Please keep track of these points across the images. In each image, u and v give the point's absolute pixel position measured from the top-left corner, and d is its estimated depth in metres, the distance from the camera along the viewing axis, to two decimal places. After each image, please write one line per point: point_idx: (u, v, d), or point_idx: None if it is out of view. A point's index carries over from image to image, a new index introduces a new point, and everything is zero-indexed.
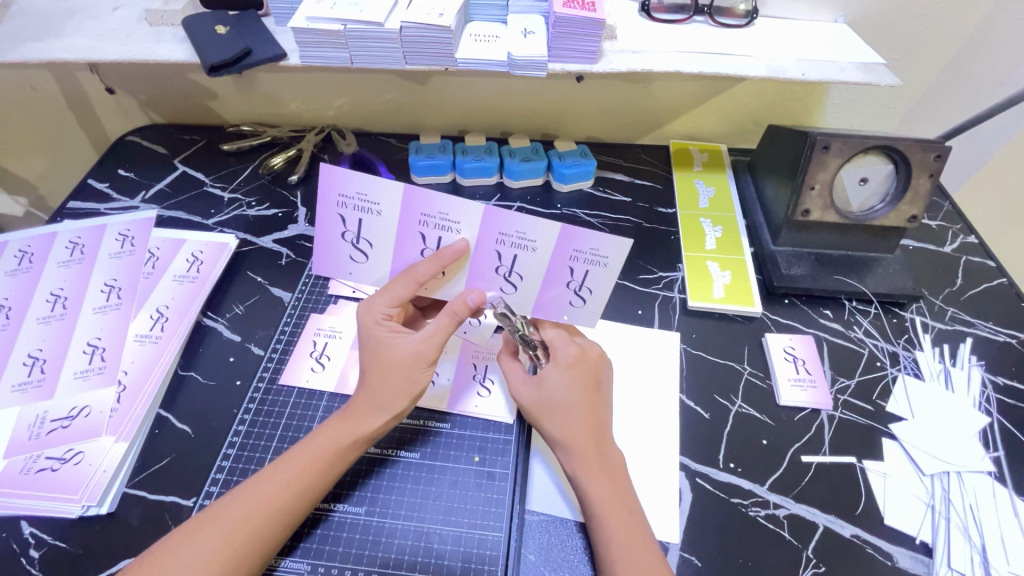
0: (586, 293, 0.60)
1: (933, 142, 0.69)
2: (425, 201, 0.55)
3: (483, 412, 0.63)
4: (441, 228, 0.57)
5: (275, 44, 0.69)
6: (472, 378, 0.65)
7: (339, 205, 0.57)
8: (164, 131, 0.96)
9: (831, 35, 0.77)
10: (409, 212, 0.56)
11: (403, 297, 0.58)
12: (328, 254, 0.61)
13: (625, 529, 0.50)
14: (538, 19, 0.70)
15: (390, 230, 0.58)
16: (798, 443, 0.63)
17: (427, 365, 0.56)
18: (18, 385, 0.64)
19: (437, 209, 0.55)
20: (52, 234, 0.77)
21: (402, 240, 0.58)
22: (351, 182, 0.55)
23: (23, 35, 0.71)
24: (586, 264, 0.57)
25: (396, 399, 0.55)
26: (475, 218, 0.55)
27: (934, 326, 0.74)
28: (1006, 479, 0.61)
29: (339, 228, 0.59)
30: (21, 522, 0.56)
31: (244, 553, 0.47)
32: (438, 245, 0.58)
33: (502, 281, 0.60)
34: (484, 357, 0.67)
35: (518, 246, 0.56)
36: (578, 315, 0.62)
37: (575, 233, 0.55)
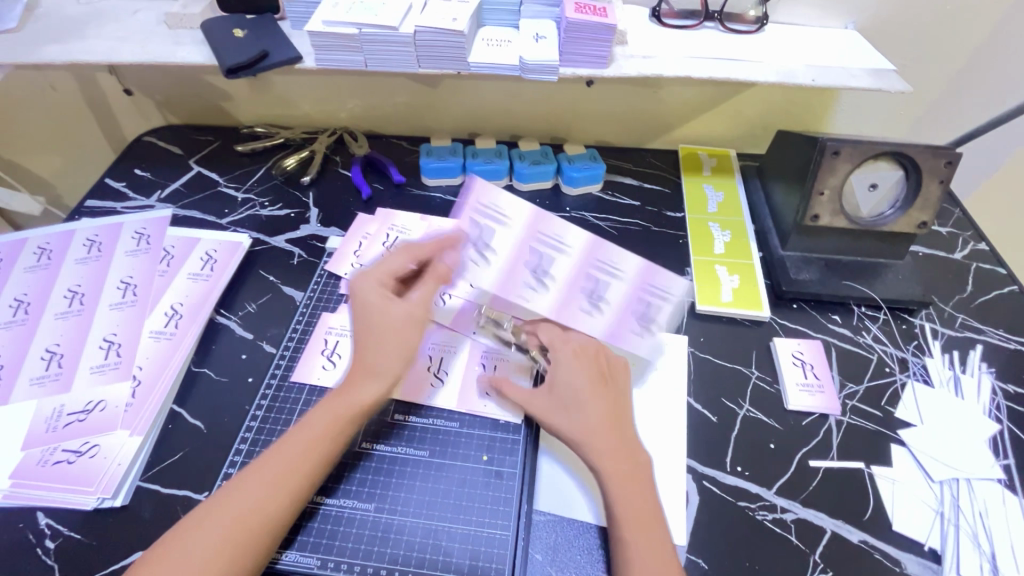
0: (652, 328, 0.64)
1: (943, 148, 0.69)
2: (599, 251, 0.66)
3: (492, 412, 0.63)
4: (608, 274, 0.65)
5: (291, 47, 0.70)
6: (481, 376, 0.66)
7: (535, 241, 0.66)
8: (179, 132, 0.98)
9: (841, 42, 0.78)
10: (587, 259, 0.66)
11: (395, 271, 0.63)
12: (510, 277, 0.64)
13: (636, 525, 0.51)
14: (550, 24, 0.71)
15: (570, 269, 0.65)
16: (805, 447, 0.63)
17: (418, 326, 0.60)
18: (36, 379, 0.65)
19: (610, 258, 0.66)
20: (70, 231, 0.79)
21: (572, 283, 0.65)
22: (550, 225, 0.67)
23: (47, 37, 0.72)
24: (655, 300, 0.64)
25: (391, 363, 0.58)
26: (636, 267, 0.65)
27: (944, 332, 0.74)
28: (1016, 487, 0.61)
29: (529, 258, 0.66)
30: (37, 513, 0.57)
31: (255, 535, 0.48)
32: (597, 289, 0.65)
33: (636, 328, 0.64)
34: (493, 356, 0.68)
35: (656, 296, 0.64)
36: (644, 347, 0.64)
37: (655, 270, 0.65)
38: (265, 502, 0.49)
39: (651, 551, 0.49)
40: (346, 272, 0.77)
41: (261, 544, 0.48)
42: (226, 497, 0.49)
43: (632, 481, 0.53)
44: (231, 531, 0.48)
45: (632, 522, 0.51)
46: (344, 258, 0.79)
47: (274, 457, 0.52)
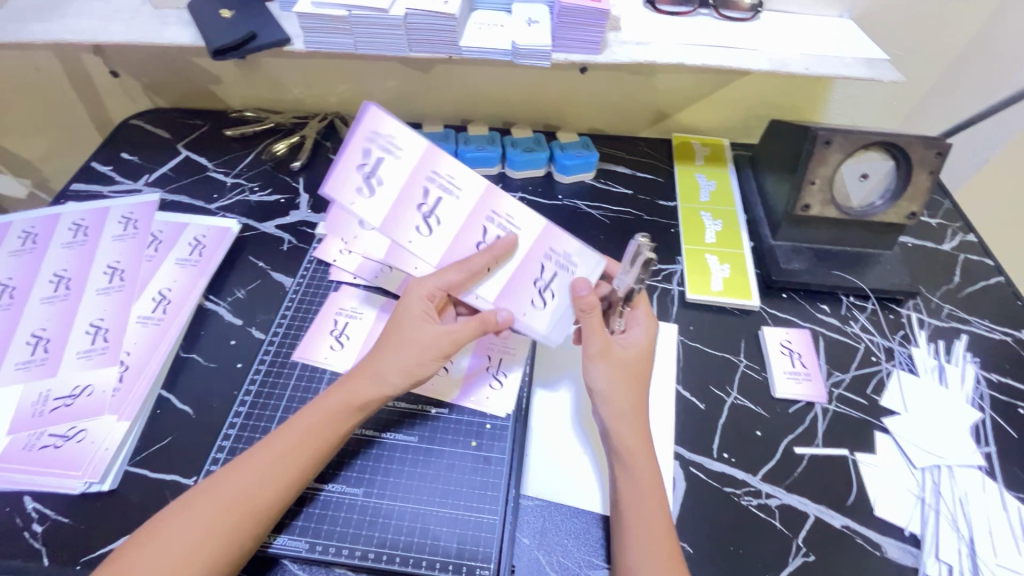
0: (550, 296, 0.58)
1: (934, 138, 0.69)
2: (441, 157, 0.55)
3: (529, 321, 0.58)
4: (443, 189, 0.56)
5: (280, 29, 0.69)
6: (533, 284, 0.58)
7: (366, 138, 0.53)
8: (167, 115, 0.97)
9: (836, 31, 0.77)
10: (422, 165, 0.55)
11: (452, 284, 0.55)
12: (331, 179, 0.53)
13: (633, 500, 0.52)
14: (543, 9, 0.70)
15: (402, 177, 0.55)
16: (792, 434, 0.64)
17: (437, 356, 0.56)
18: (22, 364, 0.64)
19: (448, 169, 0.56)
20: (56, 215, 0.78)
21: (405, 194, 0.55)
22: (384, 118, 0.54)
23: (29, 16, 0.71)
24: (557, 267, 0.58)
25: (397, 373, 0.55)
26: (477, 187, 0.57)
27: (930, 322, 0.74)
28: (996, 474, 0.62)
29: (355, 160, 0.54)
30: (24, 497, 0.57)
31: (251, 496, 0.49)
32: (433, 207, 0.56)
33: (532, 296, 0.58)
34: (558, 261, 0.58)
35: (561, 267, 0.58)
36: (538, 318, 0.58)
37: (554, 235, 0.57)
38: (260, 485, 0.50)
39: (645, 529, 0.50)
40: (335, 259, 0.76)
41: (250, 532, 0.49)
42: (225, 478, 0.50)
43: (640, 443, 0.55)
44: (228, 513, 0.48)
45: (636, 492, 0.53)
46: (332, 245, 0.78)
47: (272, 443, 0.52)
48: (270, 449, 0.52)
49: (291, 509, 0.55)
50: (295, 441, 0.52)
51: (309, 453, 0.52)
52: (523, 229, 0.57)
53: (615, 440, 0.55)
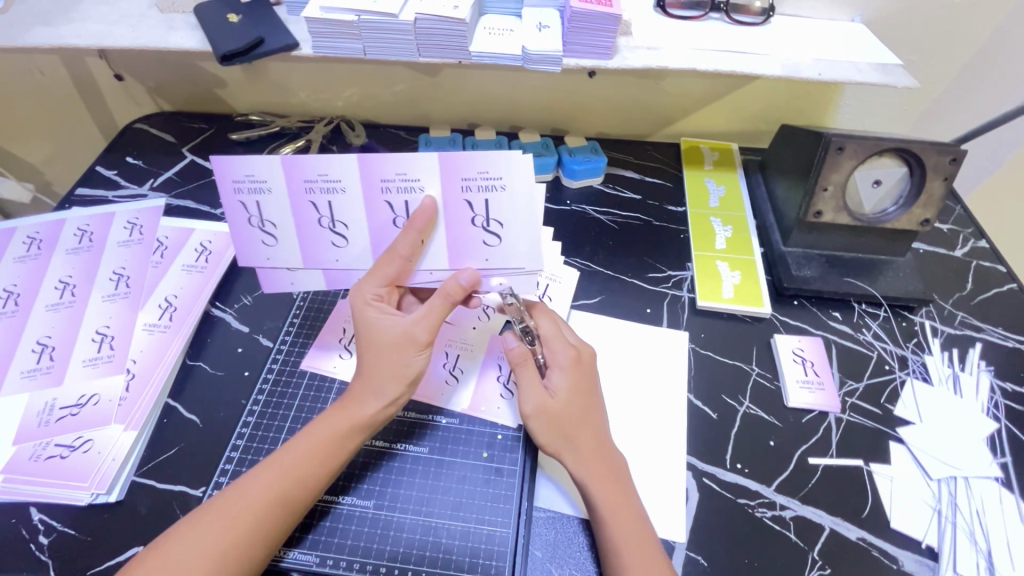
0: (497, 227, 0.56)
1: (949, 145, 0.68)
2: (303, 165, 0.53)
3: (497, 260, 0.58)
4: (328, 191, 0.54)
5: (288, 34, 0.68)
6: (473, 225, 0.56)
7: (235, 192, 0.54)
8: (172, 119, 0.96)
9: (849, 35, 0.76)
10: (294, 180, 0.54)
11: (392, 276, 0.55)
12: (238, 247, 0.58)
13: (630, 527, 0.51)
14: (554, 13, 0.69)
15: (286, 206, 0.55)
16: (806, 444, 0.63)
17: (420, 348, 0.54)
18: (28, 372, 0.64)
19: (317, 170, 0.53)
20: (60, 220, 0.77)
21: (298, 213, 0.56)
22: (234, 163, 0.53)
23: (34, 20, 0.70)
24: (483, 192, 0.54)
25: (390, 384, 0.54)
26: (353, 172, 0.53)
27: (944, 330, 0.74)
28: (1013, 485, 0.61)
29: (241, 216, 0.56)
30: (30, 508, 0.56)
31: (259, 511, 0.49)
32: (332, 213, 0.56)
33: (481, 235, 0.56)
34: (479, 187, 0.54)
35: (485, 189, 0.54)
36: (500, 254, 0.57)
37: (455, 160, 0.52)
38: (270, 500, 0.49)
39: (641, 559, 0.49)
40: None
41: (260, 546, 0.48)
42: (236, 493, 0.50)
43: (614, 492, 0.53)
44: (238, 527, 0.48)
45: (623, 543, 0.50)
46: None
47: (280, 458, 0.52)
48: (275, 467, 0.51)
49: (303, 522, 0.54)
50: (299, 458, 0.52)
51: (317, 469, 0.52)
52: (425, 178, 0.54)
53: (588, 495, 0.53)
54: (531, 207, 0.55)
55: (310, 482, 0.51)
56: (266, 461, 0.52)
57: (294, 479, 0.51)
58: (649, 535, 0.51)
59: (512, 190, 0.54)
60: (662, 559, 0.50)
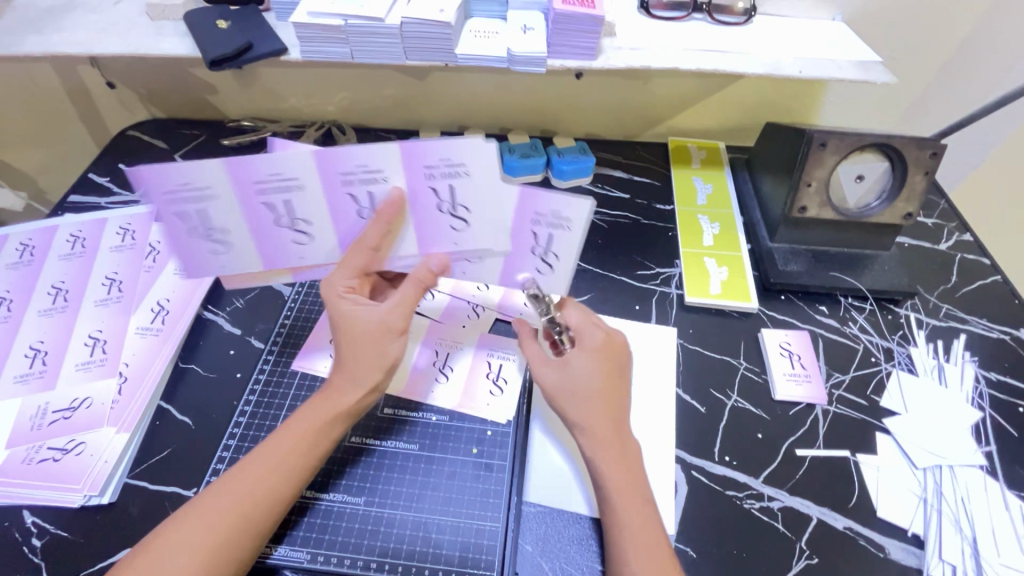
0: (463, 212, 0.56)
1: (928, 140, 0.69)
2: (252, 169, 0.53)
3: (465, 243, 0.59)
4: (285, 191, 0.55)
5: (276, 39, 0.69)
6: (441, 212, 0.56)
7: (169, 201, 0.54)
8: (164, 126, 0.97)
9: (830, 34, 0.78)
10: (242, 183, 0.54)
11: (361, 267, 0.56)
12: (189, 258, 0.59)
13: (635, 513, 0.51)
14: (538, 16, 0.70)
15: (234, 209, 0.55)
16: (793, 436, 0.64)
17: (396, 335, 0.55)
18: (20, 376, 0.64)
19: (267, 173, 0.53)
20: (53, 227, 0.77)
21: (252, 215, 0.56)
22: (168, 173, 0.52)
23: (24, 29, 0.71)
24: (446, 179, 0.54)
25: (367, 372, 0.55)
26: (307, 170, 0.53)
27: (929, 322, 0.75)
28: (998, 473, 0.62)
29: (181, 227, 0.56)
30: (23, 511, 0.56)
31: (247, 504, 0.49)
32: (289, 211, 0.56)
33: (449, 219, 0.57)
34: (441, 174, 0.53)
35: (448, 176, 0.53)
36: (468, 237, 0.58)
37: (417, 150, 0.51)
38: (256, 493, 0.50)
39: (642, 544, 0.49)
40: None
41: (247, 541, 0.48)
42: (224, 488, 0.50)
43: (626, 475, 0.53)
44: (228, 521, 0.48)
45: (626, 525, 0.50)
46: None
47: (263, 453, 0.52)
48: (260, 462, 0.51)
49: (292, 519, 0.55)
50: (282, 451, 0.52)
51: (299, 458, 0.52)
52: (388, 169, 0.53)
53: (599, 475, 0.53)
54: (510, 196, 0.55)
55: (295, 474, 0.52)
56: (253, 455, 0.52)
57: (280, 471, 0.51)
58: (653, 518, 0.51)
59: (474, 176, 0.53)
60: (664, 546, 0.50)
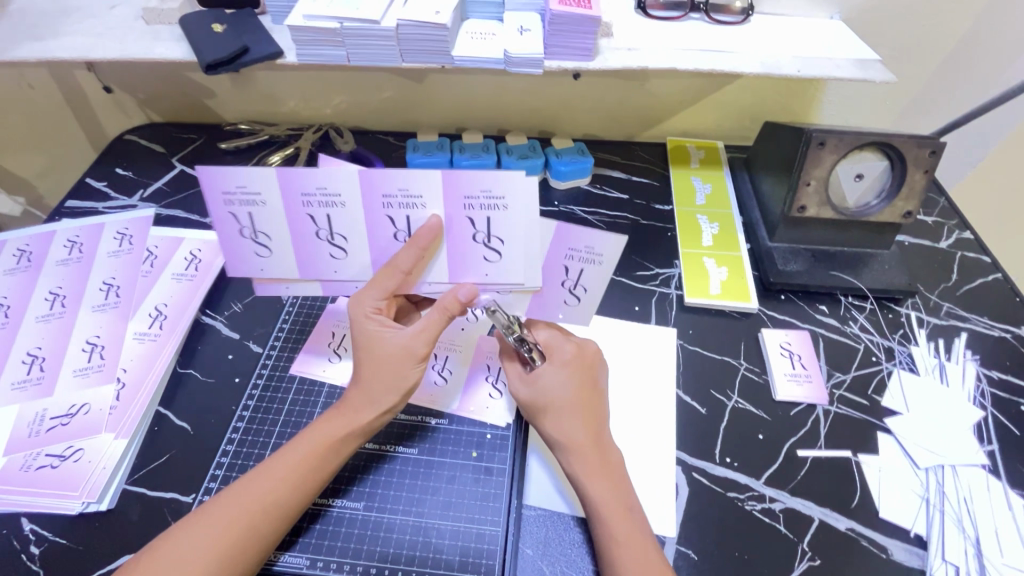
0: (498, 244, 0.54)
1: (927, 138, 0.69)
2: (302, 178, 0.51)
3: (498, 276, 0.56)
4: (327, 204, 0.53)
5: (272, 42, 0.69)
6: (475, 242, 0.54)
7: (225, 203, 0.53)
8: (162, 130, 0.97)
9: (828, 33, 0.78)
10: (291, 194, 0.53)
11: (391, 290, 0.54)
12: (233, 256, 0.56)
13: (623, 522, 0.51)
14: (535, 17, 0.70)
15: (282, 220, 0.54)
16: (794, 437, 0.64)
17: (417, 360, 0.54)
18: (18, 383, 0.64)
19: (315, 182, 0.52)
20: (50, 232, 0.77)
21: (296, 227, 0.54)
22: (230, 174, 0.51)
23: (19, 34, 0.71)
24: (484, 210, 0.52)
25: (387, 394, 0.54)
26: (353, 184, 0.52)
27: (930, 321, 0.74)
28: (1000, 472, 0.62)
29: (232, 228, 0.55)
30: (21, 519, 0.56)
31: (252, 511, 0.49)
32: (330, 226, 0.54)
33: (484, 251, 0.55)
34: (478, 204, 0.52)
35: (486, 207, 0.52)
36: (501, 270, 0.56)
37: (460, 176, 0.50)
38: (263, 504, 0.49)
39: (633, 554, 0.49)
40: None
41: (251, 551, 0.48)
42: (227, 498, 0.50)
43: (608, 486, 0.53)
44: (232, 530, 0.48)
45: (612, 534, 0.50)
46: None
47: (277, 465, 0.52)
48: (272, 475, 0.51)
49: (296, 525, 0.54)
50: (296, 465, 0.52)
51: (312, 476, 0.52)
52: (428, 195, 0.52)
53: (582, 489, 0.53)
54: (547, 231, 0.57)
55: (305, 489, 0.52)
56: (261, 468, 0.52)
57: (290, 484, 0.51)
58: (640, 525, 0.51)
59: (514, 210, 0.52)
60: (654, 554, 0.50)
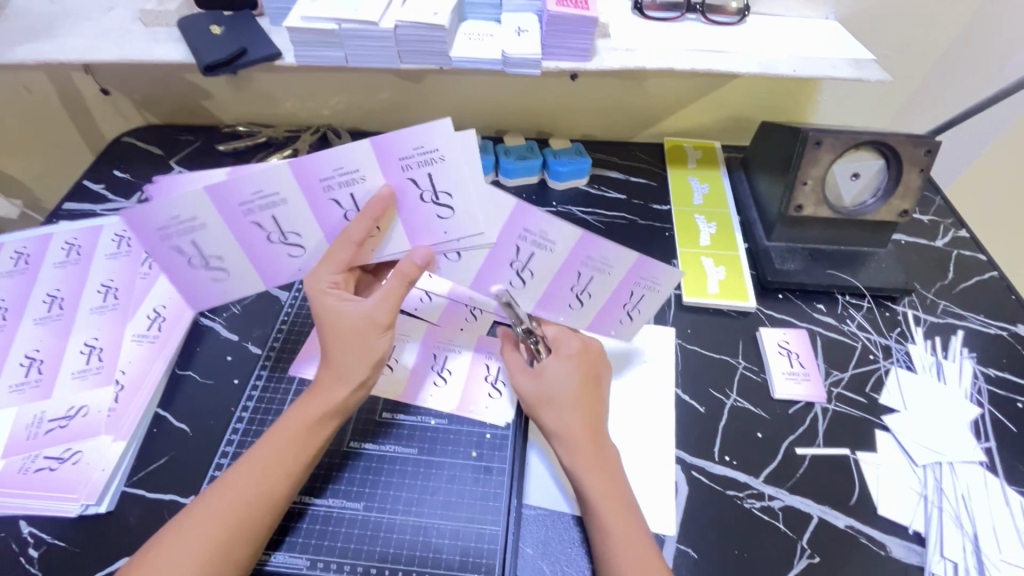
0: (446, 199, 0.54)
1: (923, 137, 0.69)
2: (234, 189, 0.50)
3: (453, 233, 0.56)
4: (271, 206, 0.52)
5: (270, 44, 0.69)
6: (570, 290, 0.61)
7: (164, 235, 0.52)
8: (159, 132, 0.97)
9: (824, 33, 0.78)
10: (227, 206, 0.52)
11: (347, 262, 0.54)
12: (190, 286, 0.58)
13: (622, 519, 0.51)
14: (532, 18, 0.70)
15: (229, 230, 0.54)
16: (793, 435, 0.64)
17: (381, 330, 0.54)
18: (16, 386, 0.64)
19: (251, 190, 0.51)
20: (48, 234, 0.77)
21: (244, 235, 0.55)
22: (156, 209, 0.50)
23: (17, 37, 0.71)
24: (422, 167, 0.51)
25: (354, 369, 0.54)
26: (291, 183, 0.51)
27: (927, 319, 0.75)
28: (997, 469, 0.62)
29: (180, 257, 0.55)
30: (19, 522, 0.56)
31: (241, 507, 0.49)
32: (279, 227, 0.55)
33: (436, 210, 0.54)
34: (417, 163, 0.51)
35: (427, 164, 0.51)
36: (454, 226, 0.55)
37: (389, 141, 0.49)
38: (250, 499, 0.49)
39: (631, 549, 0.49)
40: None
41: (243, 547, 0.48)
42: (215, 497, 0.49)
43: (606, 479, 0.53)
44: (223, 525, 0.48)
45: (610, 529, 0.50)
46: None
47: (258, 457, 0.52)
48: (252, 466, 0.51)
49: (283, 524, 0.54)
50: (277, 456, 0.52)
51: (292, 462, 0.52)
52: (366, 167, 0.51)
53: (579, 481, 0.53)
54: (628, 259, 0.57)
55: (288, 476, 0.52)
56: (241, 462, 0.52)
57: (272, 472, 0.51)
58: (638, 522, 0.51)
59: (451, 160, 0.51)
60: (653, 551, 0.50)
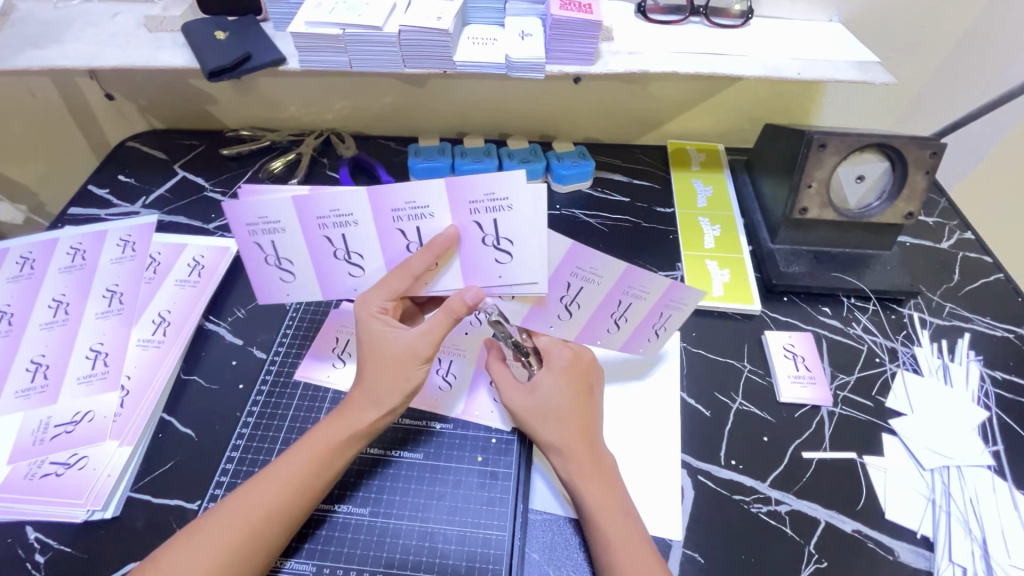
0: (507, 245, 0.55)
1: (929, 139, 0.69)
2: (315, 203, 0.52)
3: (508, 278, 0.58)
4: (341, 225, 0.54)
5: (274, 49, 0.69)
6: (609, 316, 0.63)
7: (250, 233, 0.54)
8: (163, 136, 0.97)
9: (828, 35, 0.78)
10: (307, 219, 0.54)
11: (399, 290, 0.55)
12: (259, 285, 0.59)
13: (623, 527, 0.51)
14: (536, 22, 0.70)
15: (302, 241, 0.55)
16: (799, 439, 0.64)
17: (421, 361, 0.55)
18: (22, 391, 0.64)
19: (329, 206, 0.53)
20: (53, 239, 0.77)
21: (314, 249, 0.56)
22: (247, 207, 0.52)
23: (23, 43, 0.71)
24: (490, 213, 0.54)
25: (386, 394, 0.54)
26: (364, 206, 0.53)
27: (933, 321, 0.74)
28: (1006, 473, 0.62)
29: (258, 255, 0.56)
30: (26, 527, 0.56)
31: (253, 518, 0.49)
32: (346, 245, 0.56)
33: (495, 254, 0.56)
34: (485, 209, 0.53)
35: (493, 209, 0.53)
36: (512, 272, 0.57)
37: (461, 184, 0.52)
38: (264, 511, 0.49)
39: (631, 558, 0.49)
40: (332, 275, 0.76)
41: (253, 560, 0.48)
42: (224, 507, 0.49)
43: (603, 488, 0.53)
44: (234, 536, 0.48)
45: (610, 539, 0.50)
46: None
47: (277, 471, 0.52)
48: (272, 480, 0.51)
49: (301, 532, 0.54)
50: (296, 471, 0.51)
51: (311, 479, 0.52)
52: (435, 204, 0.53)
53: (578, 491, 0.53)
54: (661, 286, 0.59)
55: (308, 493, 0.51)
56: (260, 475, 0.52)
57: (292, 489, 0.51)
58: (639, 531, 0.51)
59: (520, 210, 0.53)
60: (655, 558, 0.49)
